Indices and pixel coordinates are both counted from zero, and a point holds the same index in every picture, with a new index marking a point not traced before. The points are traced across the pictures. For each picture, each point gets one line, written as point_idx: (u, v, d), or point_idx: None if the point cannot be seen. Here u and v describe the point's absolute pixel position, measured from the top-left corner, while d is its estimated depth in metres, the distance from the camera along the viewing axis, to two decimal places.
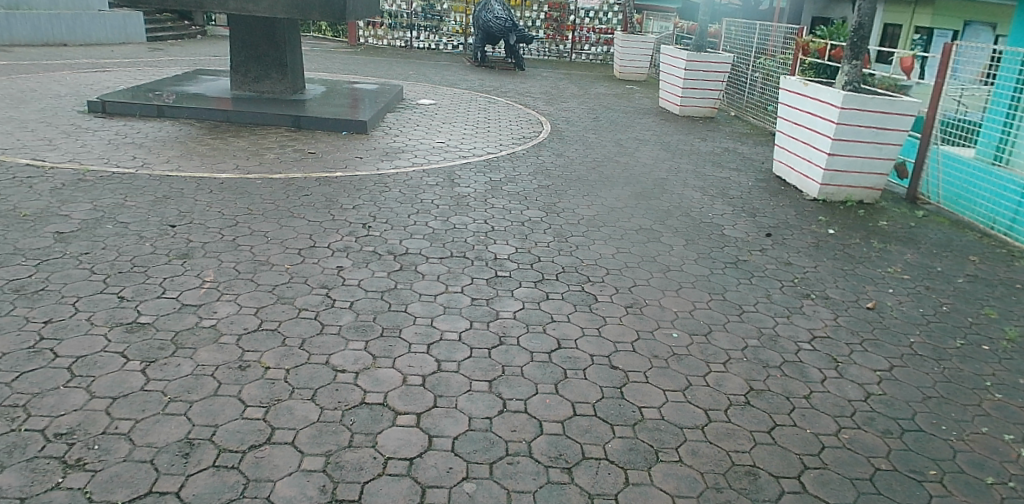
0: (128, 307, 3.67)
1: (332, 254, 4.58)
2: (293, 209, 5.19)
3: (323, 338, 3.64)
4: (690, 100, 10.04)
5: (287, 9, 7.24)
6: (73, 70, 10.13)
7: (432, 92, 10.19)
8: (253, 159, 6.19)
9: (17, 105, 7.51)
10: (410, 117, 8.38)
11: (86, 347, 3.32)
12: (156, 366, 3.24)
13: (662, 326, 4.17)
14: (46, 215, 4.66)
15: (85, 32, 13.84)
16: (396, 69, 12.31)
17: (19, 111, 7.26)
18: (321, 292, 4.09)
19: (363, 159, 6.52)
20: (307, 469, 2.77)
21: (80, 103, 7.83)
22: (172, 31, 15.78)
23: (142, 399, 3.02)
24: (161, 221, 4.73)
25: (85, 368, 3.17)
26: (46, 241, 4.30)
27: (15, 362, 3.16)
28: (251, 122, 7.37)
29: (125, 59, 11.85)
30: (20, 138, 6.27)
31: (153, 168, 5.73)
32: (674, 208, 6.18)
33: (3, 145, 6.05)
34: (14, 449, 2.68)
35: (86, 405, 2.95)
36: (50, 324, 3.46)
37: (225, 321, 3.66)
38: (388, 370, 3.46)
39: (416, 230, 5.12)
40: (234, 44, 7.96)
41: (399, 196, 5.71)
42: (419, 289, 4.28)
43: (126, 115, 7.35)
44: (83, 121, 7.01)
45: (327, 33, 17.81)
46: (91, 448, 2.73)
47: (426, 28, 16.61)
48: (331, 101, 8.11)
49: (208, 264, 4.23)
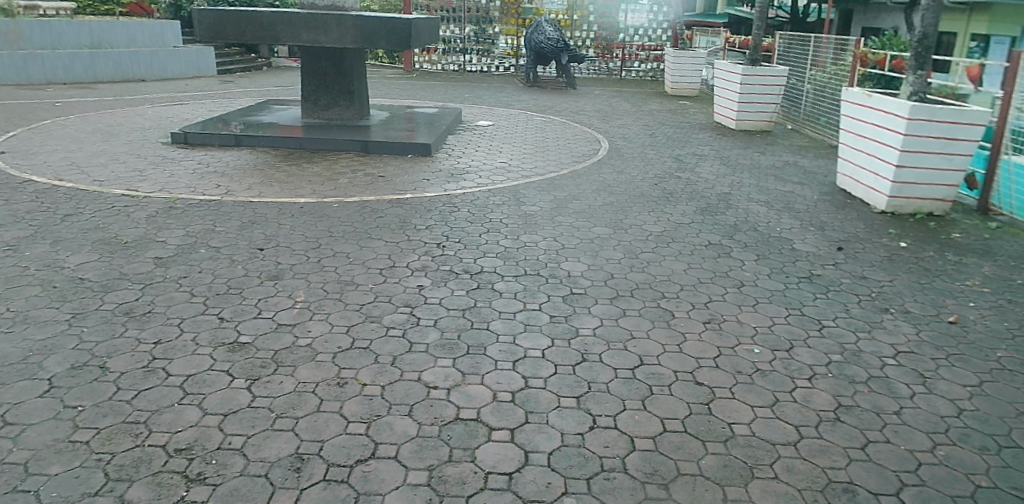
0: (229, 327, 3.83)
1: (411, 273, 4.69)
2: (371, 231, 5.34)
3: (413, 355, 3.73)
4: (746, 114, 9.98)
5: (356, 39, 7.50)
6: (151, 104, 10.59)
7: (489, 113, 10.37)
8: (328, 184, 6.38)
9: (106, 139, 7.91)
10: (470, 139, 8.53)
11: (195, 365, 3.47)
12: (261, 384, 3.37)
13: (743, 343, 4.16)
14: (145, 241, 4.88)
15: (162, 67, 14.43)
16: (451, 93, 12.54)
17: (108, 144, 7.64)
18: (405, 310, 4.20)
19: (430, 181, 6.66)
20: (412, 483, 2.85)
21: (163, 135, 8.19)
22: (241, 64, 16.38)
23: (252, 415, 3.15)
24: (249, 245, 4.91)
25: (196, 386, 3.31)
26: (147, 265, 4.51)
27: (133, 381, 3.32)
28: (321, 147, 7.59)
29: (199, 91, 12.32)
30: (113, 170, 6.60)
31: (237, 194, 5.96)
32: (742, 223, 6.15)
33: (99, 177, 6.37)
34: (140, 463, 2.81)
35: (200, 421, 3.08)
36: (160, 344, 3.62)
37: (320, 340, 3.78)
38: (478, 386, 3.53)
39: (488, 249, 5.20)
40: (305, 74, 8.25)
41: (469, 215, 5.82)
42: (498, 307, 4.36)
43: (206, 145, 7.63)
44: (168, 152, 7.33)
45: (383, 59, 18.34)
46: (210, 462, 2.85)
47: (479, 53, 16.86)
48: (393, 126, 8.32)
49: (297, 285, 4.37)
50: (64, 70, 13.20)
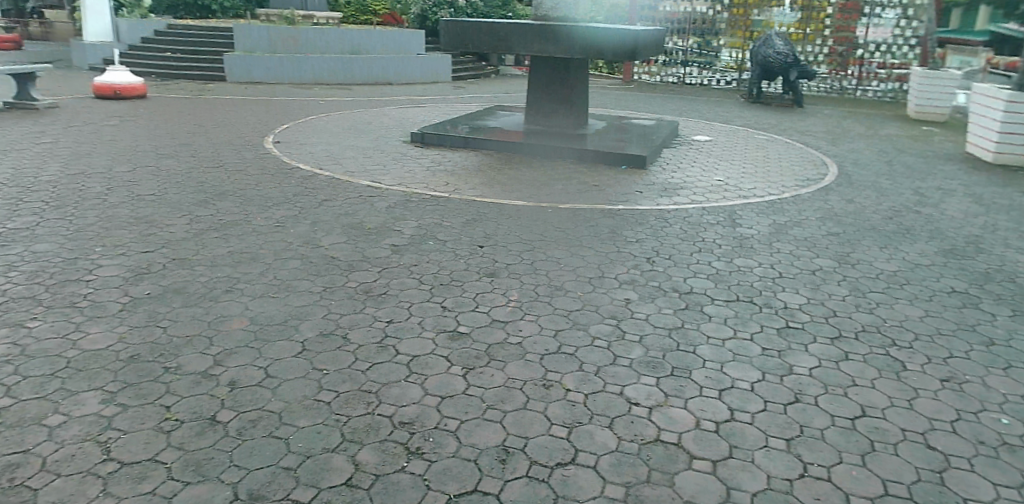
0: (450, 316, 4.13)
1: (620, 285, 4.73)
2: (583, 238, 5.46)
3: (617, 368, 3.76)
4: (1009, 147, 8.75)
5: (583, 51, 7.71)
6: (394, 105, 11.72)
7: (706, 128, 10.11)
8: (545, 189, 6.63)
9: (356, 135, 8.92)
10: (685, 153, 8.37)
11: (419, 347, 3.79)
12: (475, 373, 3.59)
13: (988, 410, 3.66)
14: (384, 229, 5.44)
15: (405, 73, 15.99)
16: (668, 105, 12.41)
17: (359, 140, 8.61)
18: (612, 322, 4.24)
19: (643, 193, 6.65)
20: (609, 496, 2.87)
21: (404, 134, 9.02)
22: (473, 71, 17.62)
23: (466, 401, 3.37)
24: (471, 240, 5.27)
25: (419, 367, 3.61)
26: (384, 250, 5.02)
27: (368, 353, 3.71)
28: (540, 153, 7.89)
29: (434, 95, 13.41)
30: (361, 163, 7.43)
31: (463, 192, 6.41)
32: (995, 271, 5.42)
33: (349, 169, 7.21)
34: (370, 429, 3.12)
35: (421, 400, 3.35)
36: (391, 323, 4.01)
37: (530, 340, 3.95)
38: (681, 410, 3.47)
39: (698, 269, 5.08)
40: (532, 82, 8.63)
41: (680, 232, 5.73)
42: (707, 331, 4.25)
43: (440, 146, 8.24)
44: (406, 150, 8.05)
45: (603, 70, 18.77)
46: (427, 440, 3.09)
47: (700, 66, 16.67)
48: (609, 136, 8.40)
49: (511, 284, 4.61)
50: (331, 73, 15.27)
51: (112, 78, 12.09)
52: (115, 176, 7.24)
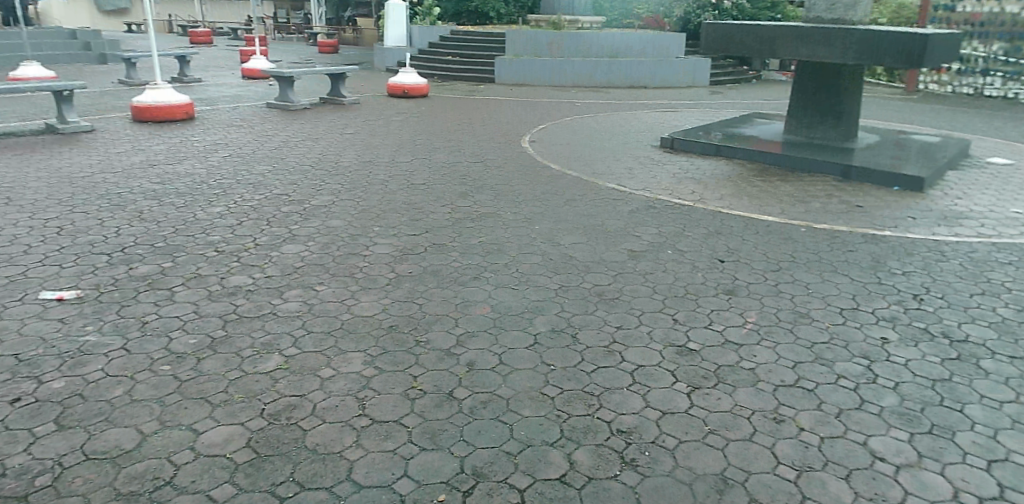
0: (680, 331, 4.09)
1: (876, 321, 4.26)
2: (837, 264, 5.02)
3: (862, 414, 3.39)
4: None
5: (858, 56, 6.99)
6: (649, 109, 11.77)
7: (1010, 149, 8.65)
8: (799, 206, 6.20)
9: (609, 139, 9.16)
10: (978, 177, 7.22)
11: (646, 358, 3.80)
12: (700, 393, 3.50)
13: None
14: (624, 234, 5.54)
15: (663, 76, 15.93)
16: (963, 120, 10.82)
17: (610, 143, 8.84)
18: (862, 362, 3.83)
19: (918, 220, 5.90)
20: None
21: (655, 140, 9.04)
22: (733, 76, 16.96)
23: (687, 421, 3.29)
24: (712, 254, 5.16)
25: (644, 378, 3.61)
26: (623, 256, 5.13)
27: (595, 356, 3.81)
28: (799, 167, 7.38)
29: (690, 100, 13.18)
30: (610, 166, 7.63)
31: (708, 203, 6.27)
32: None
33: (599, 171, 7.44)
34: (589, 432, 3.20)
35: (642, 411, 3.35)
36: (621, 330, 4.09)
37: (764, 368, 3.73)
38: (937, 475, 3.00)
39: (979, 315, 4.38)
40: (796, 90, 8.07)
41: (960, 269, 5.00)
42: (983, 388, 3.63)
43: (689, 152, 8.08)
44: (655, 155, 8.04)
45: (881, 77, 16.98)
46: (643, 453, 3.07)
47: (1005, 76, 14.23)
48: (884, 153, 7.48)
49: (750, 305, 4.41)
50: (590, 77, 15.73)
51: (403, 79, 13.82)
52: (395, 165, 8.24)
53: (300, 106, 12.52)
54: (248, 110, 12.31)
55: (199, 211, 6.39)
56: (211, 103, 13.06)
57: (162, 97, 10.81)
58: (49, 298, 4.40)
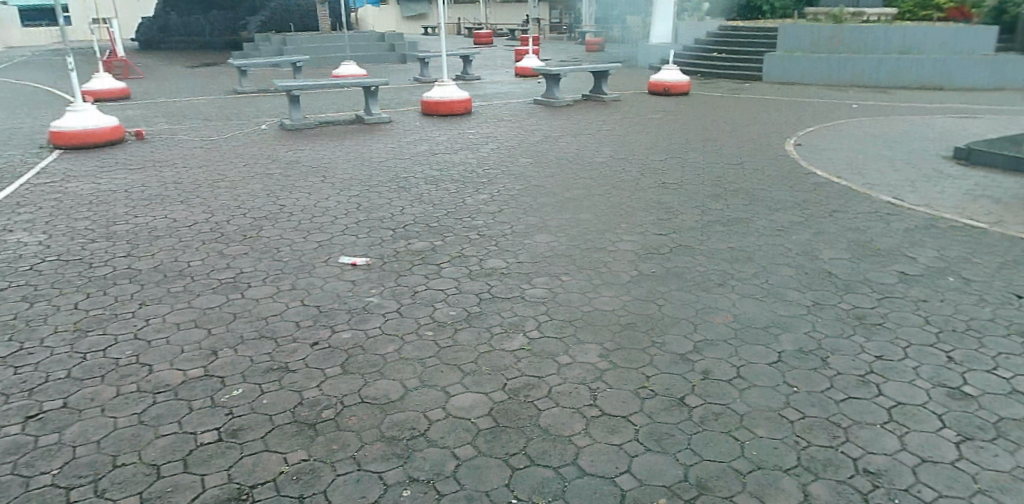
0: (954, 371, 3.60)
1: None
2: None
3: None
4: None
5: None
6: (942, 114, 10.38)
7: None
8: None
9: (889, 145, 8.29)
10: None
11: (907, 395, 3.42)
12: (972, 446, 3.06)
13: None
14: (896, 254, 5.01)
15: (964, 77, 13.83)
16: None
17: (890, 150, 8.00)
18: None
19: None
20: None
21: (946, 149, 7.98)
22: None
23: (951, 475, 2.91)
24: (1005, 287, 4.45)
25: (903, 417, 3.26)
26: (891, 278, 4.66)
27: (846, 384, 3.52)
28: None
29: (996, 104, 11.27)
30: (887, 177, 6.92)
31: (1008, 227, 5.41)
32: None
33: (872, 180, 6.82)
34: (828, 465, 2.98)
35: (895, 454, 3.03)
36: (880, 360, 3.72)
37: None
38: None
39: None
40: None
41: None
42: None
43: (989, 166, 7.04)
44: (944, 167, 7.11)
45: None
46: (891, 499, 2.79)
47: None
48: None
49: None
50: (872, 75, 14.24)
51: (665, 76, 13.78)
52: (649, 164, 8.29)
53: (563, 102, 13.11)
54: (516, 106, 13.20)
55: (467, 197, 7.06)
56: (486, 99, 14.24)
57: (447, 92, 12.04)
58: (345, 262, 5.20)
